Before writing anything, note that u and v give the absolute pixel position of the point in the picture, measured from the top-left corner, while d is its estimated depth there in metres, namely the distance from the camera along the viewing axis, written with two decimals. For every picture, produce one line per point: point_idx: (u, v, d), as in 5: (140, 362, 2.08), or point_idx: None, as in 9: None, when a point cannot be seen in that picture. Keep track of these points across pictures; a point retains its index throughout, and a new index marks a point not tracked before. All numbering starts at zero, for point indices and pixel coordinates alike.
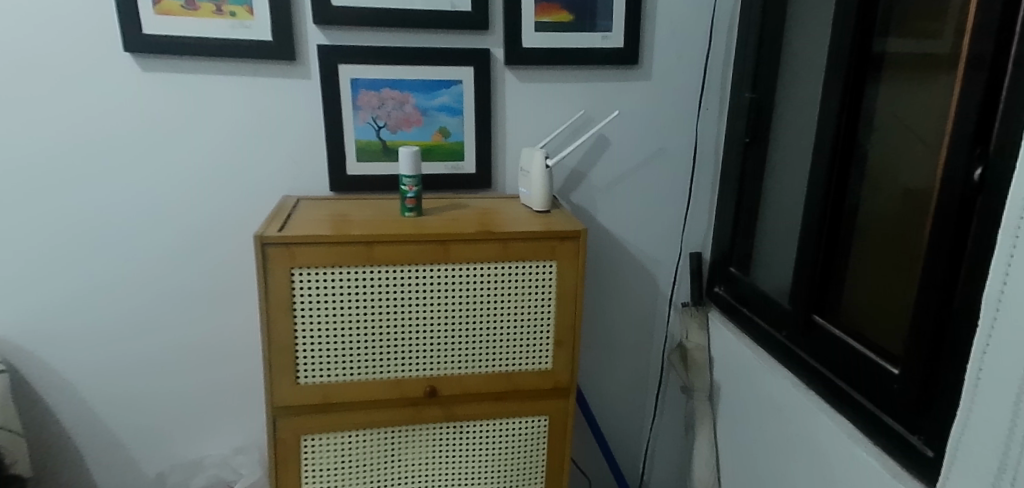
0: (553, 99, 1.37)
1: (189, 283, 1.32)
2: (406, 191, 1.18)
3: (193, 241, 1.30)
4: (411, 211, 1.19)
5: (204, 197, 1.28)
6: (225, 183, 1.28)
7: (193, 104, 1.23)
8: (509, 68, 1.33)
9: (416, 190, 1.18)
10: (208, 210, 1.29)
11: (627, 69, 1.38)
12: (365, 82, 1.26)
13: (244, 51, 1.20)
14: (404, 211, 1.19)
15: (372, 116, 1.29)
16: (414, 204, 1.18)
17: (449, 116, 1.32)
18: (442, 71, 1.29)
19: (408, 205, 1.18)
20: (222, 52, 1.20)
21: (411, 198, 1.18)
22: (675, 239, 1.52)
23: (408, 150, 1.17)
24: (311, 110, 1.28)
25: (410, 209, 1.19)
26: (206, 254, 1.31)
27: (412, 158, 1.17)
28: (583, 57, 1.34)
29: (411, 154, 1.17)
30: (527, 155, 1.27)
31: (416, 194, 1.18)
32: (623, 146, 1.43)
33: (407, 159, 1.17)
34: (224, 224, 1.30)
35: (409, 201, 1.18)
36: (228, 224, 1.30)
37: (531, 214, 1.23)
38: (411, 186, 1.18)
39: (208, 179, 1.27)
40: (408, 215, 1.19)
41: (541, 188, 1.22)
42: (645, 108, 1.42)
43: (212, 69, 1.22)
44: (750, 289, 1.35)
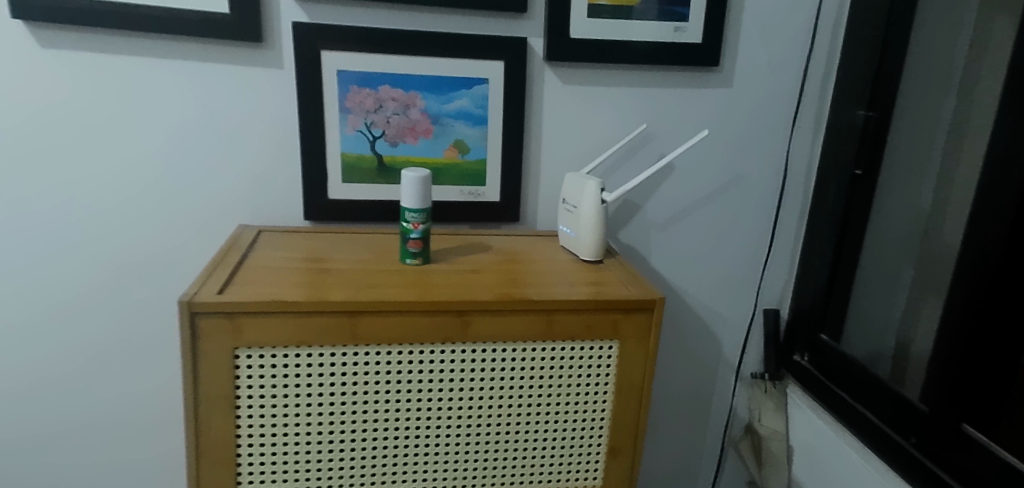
0: (605, 107, 1.05)
1: (110, 335, 0.99)
2: (409, 230, 0.85)
3: (116, 279, 0.96)
4: (416, 257, 0.86)
5: (130, 221, 0.95)
6: (160, 203, 0.95)
7: (117, 96, 0.90)
8: (550, 65, 1.00)
9: (422, 229, 0.85)
10: (138, 239, 0.96)
11: (700, 72, 1.07)
12: (357, 76, 0.93)
13: (188, 27, 0.87)
14: (405, 257, 0.86)
15: (365, 122, 0.95)
16: (419, 247, 0.86)
17: (468, 125, 0.99)
18: (461, 66, 0.96)
19: (411, 249, 0.85)
20: (156, 27, 0.86)
21: (415, 239, 0.85)
22: (746, 291, 1.20)
23: (414, 174, 0.83)
24: (282, 110, 0.94)
25: (414, 254, 0.86)
26: (134, 296, 0.98)
27: (419, 185, 0.84)
28: (647, 54, 1.02)
29: (419, 180, 0.84)
30: (574, 183, 0.95)
31: (422, 234, 0.85)
32: (688, 172, 1.12)
33: (411, 187, 0.84)
34: (160, 258, 0.97)
35: (411, 244, 0.85)
36: (168, 258, 0.97)
37: (577, 265, 0.90)
38: (416, 224, 0.85)
39: (137, 198, 0.94)
40: (409, 262, 0.86)
41: (594, 230, 0.90)
42: (718, 125, 1.11)
43: (143, 50, 0.89)
44: (856, 369, 1.04)
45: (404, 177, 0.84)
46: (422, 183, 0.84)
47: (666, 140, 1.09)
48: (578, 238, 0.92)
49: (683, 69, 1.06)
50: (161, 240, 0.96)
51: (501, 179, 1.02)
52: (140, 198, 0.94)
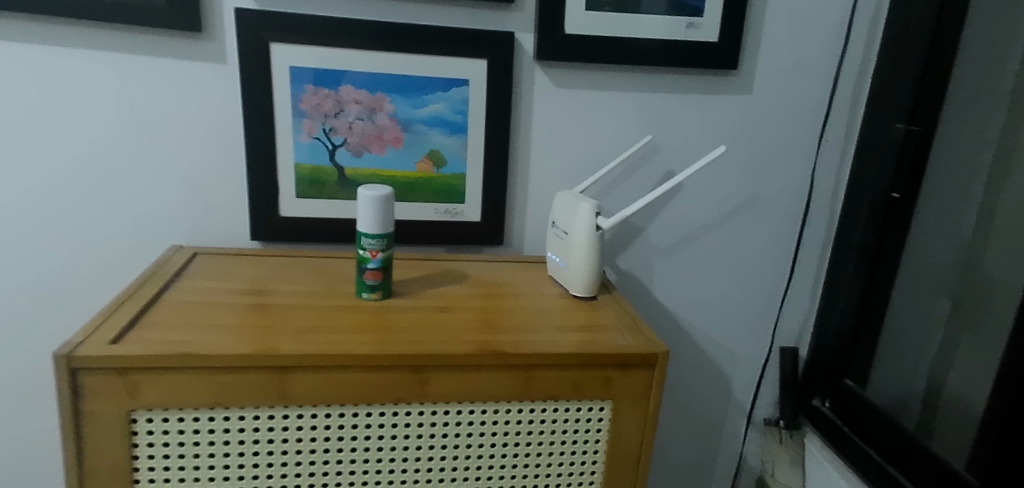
0: (605, 115, 0.91)
1: (26, 368, 0.85)
2: (366, 259, 0.71)
3: (36, 304, 0.83)
4: (374, 291, 0.72)
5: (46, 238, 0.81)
6: (82, 218, 0.81)
7: (28, 93, 0.76)
8: (541, 65, 0.87)
9: (382, 257, 0.71)
10: (58, 258, 0.82)
11: (713, 76, 0.93)
12: (315, 74, 0.79)
13: (108, 12, 0.73)
14: (361, 290, 0.73)
15: (323, 128, 0.82)
16: (378, 279, 0.72)
17: (444, 133, 0.85)
18: (437, 64, 0.82)
19: (367, 281, 0.72)
20: (70, 10, 0.72)
21: (372, 270, 0.72)
22: (760, 324, 1.07)
23: (372, 193, 0.69)
24: (227, 112, 0.81)
25: (372, 287, 0.72)
26: (54, 324, 0.84)
27: (379, 205, 0.70)
28: (655, 54, 0.88)
29: (378, 200, 0.69)
30: (565, 204, 0.81)
31: (381, 264, 0.71)
32: (698, 191, 0.98)
33: (369, 209, 0.70)
34: (85, 280, 0.84)
35: (368, 275, 0.72)
36: (95, 282, 0.84)
37: (566, 302, 0.77)
38: (374, 252, 0.71)
39: (59, 211, 0.81)
40: (366, 296, 0.73)
41: (587, 262, 0.76)
42: (733, 138, 0.97)
43: (57, 37, 0.75)
44: (883, 419, 0.91)
45: (360, 196, 0.70)
46: (383, 204, 0.70)
47: (674, 155, 0.95)
48: (568, 270, 0.78)
49: (694, 73, 0.93)
50: (87, 260, 0.83)
51: (482, 196, 0.89)
52: (58, 212, 0.81)
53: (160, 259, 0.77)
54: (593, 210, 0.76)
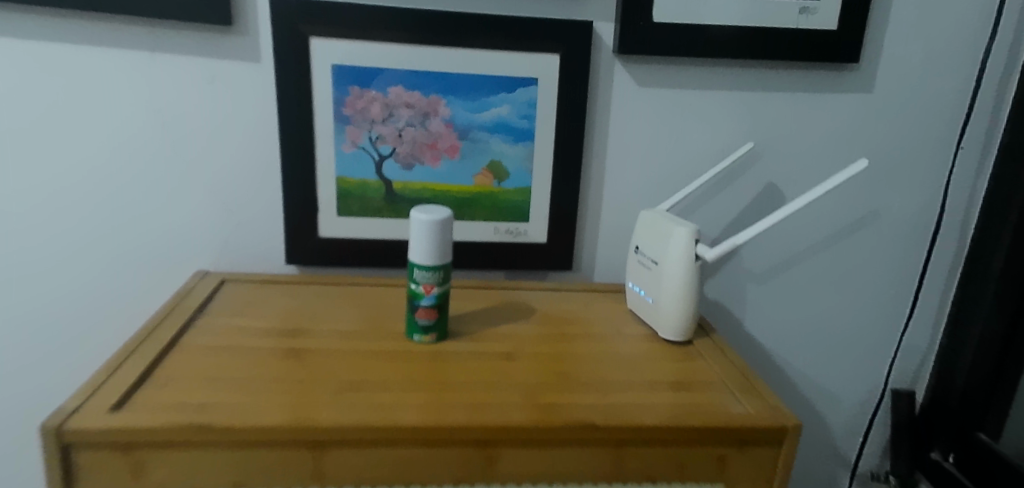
0: (695, 119, 0.77)
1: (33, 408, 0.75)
2: (418, 295, 0.60)
3: (44, 341, 0.73)
4: (427, 333, 0.61)
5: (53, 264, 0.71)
6: (92, 241, 0.71)
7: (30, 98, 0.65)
8: (622, 60, 0.73)
9: (437, 293, 0.60)
10: (68, 289, 0.72)
11: (829, 71, 0.78)
12: (359, 73, 0.68)
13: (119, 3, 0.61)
14: (412, 332, 0.61)
15: (369, 136, 0.70)
16: (432, 319, 0.60)
17: (508, 141, 0.73)
18: (501, 61, 0.70)
19: (419, 321, 0.60)
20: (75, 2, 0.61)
21: (425, 308, 0.60)
22: (866, 361, 0.92)
23: (426, 216, 0.57)
24: (256, 119, 0.69)
25: (424, 328, 0.61)
26: (62, 360, 0.74)
27: (434, 232, 0.58)
28: (760, 46, 0.73)
29: (434, 224, 0.58)
30: (653, 226, 0.67)
31: (437, 301, 0.60)
32: (802, 208, 0.83)
33: (423, 235, 0.58)
34: (101, 314, 0.73)
35: (421, 314, 0.60)
36: (111, 313, 0.74)
37: (657, 347, 0.64)
38: (428, 287, 0.59)
39: (68, 235, 0.70)
40: (417, 338, 0.61)
41: (683, 299, 0.63)
42: (848, 145, 0.82)
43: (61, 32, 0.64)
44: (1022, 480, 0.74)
45: (412, 219, 0.58)
46: (439, 229, 0.58)
47: (774, 166, 0.81)
48: (659, 308, 0.64)
49: (806, 67, 0.77)
50: (102, 291, 0.73)
51: (549, 214, 0.77)
52: (66, 234, 0.70)
53: (181, 290, 0.67)
54: (693, 236, 0.61)
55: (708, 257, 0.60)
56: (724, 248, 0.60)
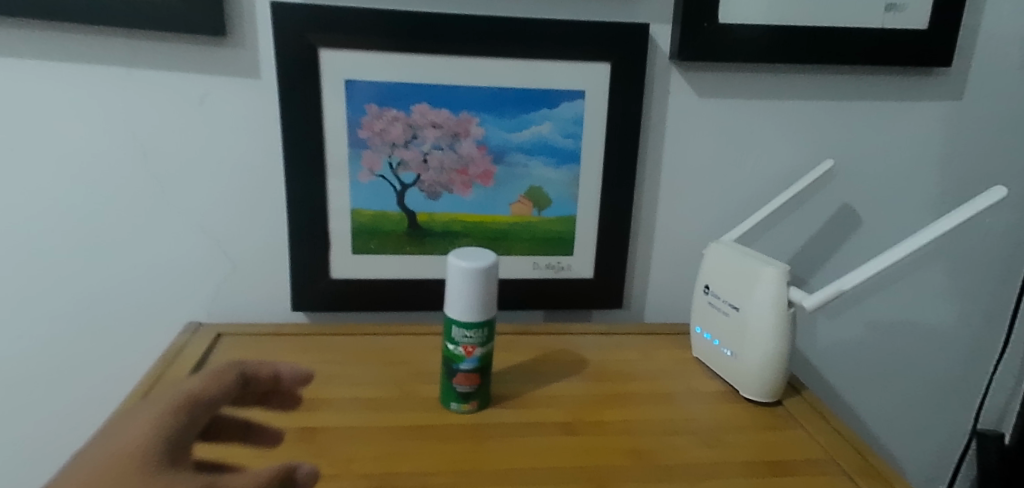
0: (762, 134, 0.67)
1: None
2: (456, 357, 0.50)
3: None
4: (466, 402, 0.50)
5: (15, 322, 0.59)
6: (61, 293, 0.59)
7: None
8: (680, 68, 0.64)
9: (479, 355, 0.50)
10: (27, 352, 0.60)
11: (913, 77, 0.68)
12: (378, 89, 0.58)
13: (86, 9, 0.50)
14: (447, 399, 0.51)
15: (389, 162, 0.60)
16: (473, 386, 0.50)
17: (549, 164, 0.63)
18: (542, 71, 0.60)
19: (457, 388, 0.50)
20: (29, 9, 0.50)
21: (465, 373, 0.50)
22: (949, 401, 0.81)
23: (467, 264, 0.47)
24: (256, 145, 0.58)
25: (463, 396, 0.50)
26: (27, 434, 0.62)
27: (477, 283, 0.48)
28: (840, 49, 0.63)
29: (476, 274, 0.47)
30: (726, 264, 0.57)
31: (478, 364, 0.50)
32: (879, 231, 0.73)
33: (463, 287, 0.48)
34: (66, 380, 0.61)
35: (459, 380, 0.50)
36: (86, 375, 0.62)
37: (742, 409, 0.53)
38: (469, 349, 0.49)
39: (27, 289, 0.58)
40: (454, 407, 0.51)
41: (772, 353, 0.52)
42: (934, 160, 0.71)
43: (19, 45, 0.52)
44: None
45: (449, 267, 0.48)
46: (483, 280, 0.48)
47: (851, 185, 0.71)
48: (740, 362, 0.54)
49: (888, 73, 0.68)
50: (69, 353, 0.61)
51: (596, 246, 0.66)
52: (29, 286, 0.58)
53: (170, 348, 0.55)
54: (784, 278, 0.52)
55: (808, 305, 0.50)
56: (827, 295, 0.49)
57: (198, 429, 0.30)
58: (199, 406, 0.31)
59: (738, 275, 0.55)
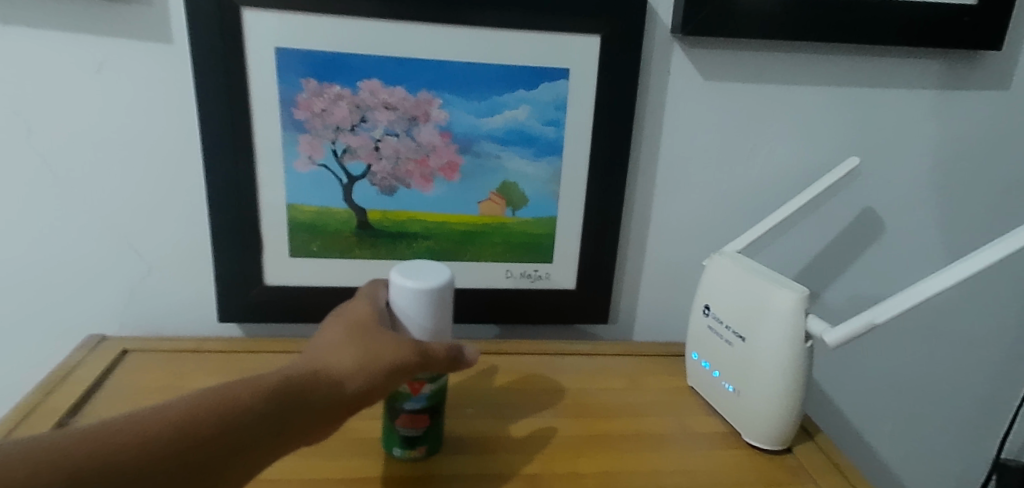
0: (776, 125, 0.58)
1: None
2: (400, 394, 0.40)
3: None
4: (413, 448, 0.41)
5: None
6: None
7: None
8: (682, 44, 0.54)
9: (429, 393, 0.40)
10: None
11: (953, 62, 0.59)
12: (317, 61, 0.47)
13: None
14: (390, 444, 0.41)
15: (333, 149, 0.50)
16: (421, 429, 0.41)
17: (526, 156, 0.53)
18: (518, 44, 0.50)
19: (401, 432, 0.41)
20: None
21: (411, 413, 0.40)
22: (978, 434, 0.72)
23: (413, 282, 0.37)
24: (169, 125, 0.48)
25: (408, 441, 0.41)
26: None
27: (427, 306, 0.37)
28: (873, 26, 0.53)
29: (426, 295, 0.37)
30: (732, 282, 0.48)
31: (427, 403, 0.40)
32: (905, 239, 0.64)
33: (410, 311, 0.37)
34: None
35: (404, 422, 0.41)
36: None
37: (745, 459, 0.44)
38: (415, 385, 0.40)
39: None
40: (397, 454, 0.41)
41: (783, 393, 0.44)
42: (971, 161, 0.62)
43: None
44: None
45: (392, 285, 0.38)
46: (435, 302, 0.37)
47: (875, 187, 0.61)
48: (746, 401, 0.45)
49: (924, 57, 0.58)
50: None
51: (579, 253, 0.57)
52: None
53: (58, 369, 0.45)
54: (803, 304, 0.42)
55: (830, 341, 0.41)
56: (855, 329, 0.40)
57: (376, 341, 0.35)
58: (374, 304, 0.39)
59: (745, 298, 0.46)
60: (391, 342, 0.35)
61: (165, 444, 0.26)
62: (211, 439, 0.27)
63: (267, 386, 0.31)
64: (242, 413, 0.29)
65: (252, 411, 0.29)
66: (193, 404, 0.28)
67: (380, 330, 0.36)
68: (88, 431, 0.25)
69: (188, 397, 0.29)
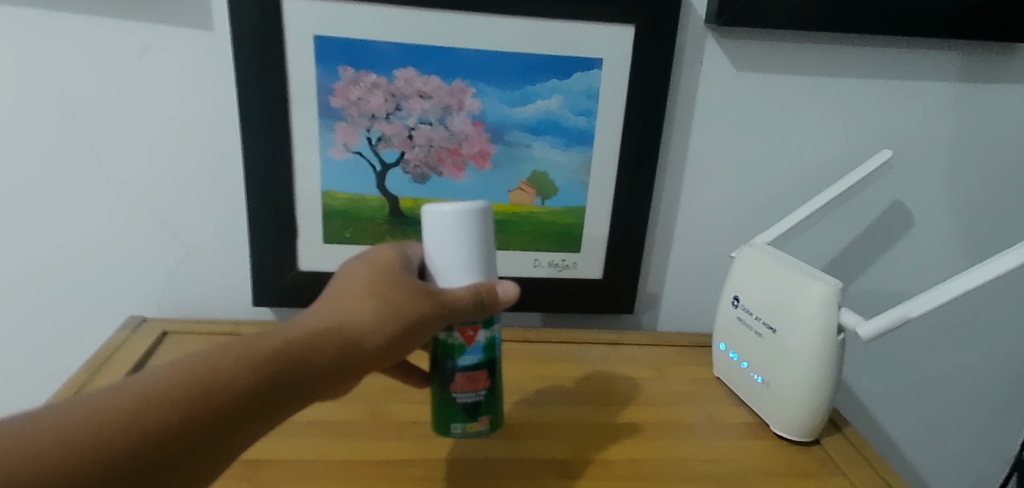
0: (808, 117, 0.57)
1: None
2: (455, 350, 0.39)
3: None
4: (475, 420, 0.41)
5: None
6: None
7: None
8: (717, 34, 0.53)
9: (483, 344, 0.39)
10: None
11: (989, 54, 0.58)
12: (354, 48, 0.48)
13: None
14: (450, 418, 0.41)
15: (368, 137, 0.51)
16: (480, 392, 0.41)
17: (557, 145, 0.53)
18: (552, 34, 0.50)
19: (462, 401, 0.40)
20: None
21: (468, 372, 0.39)
22: (1001, 431, 0.71)
23: (448, 207, 0.34)
24: (209, 111, 0.49)
25: (470, 413, 0.41)
26: None
27: (467, 229, 0.35)
28: (911, 18, 0.53)
29: (461, 220, 0.34)
30: (762, 272, 0.48)
31: (483, 355, 0.40)
32: (935, 234, 0.63)
33: (450, 239, 0.35)
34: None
35: (463, 389, 0.40)
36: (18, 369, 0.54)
37: (774, 450, 0.45)
38: (468, 337, 0.39)
39: None
40: (458, 426, 0.41)
41: (813, 384, 0.44)
42: (1004, 155, 0.61)
43: None
44: None
45: (424, 217, 0.35)
46: (474, 226, 0.35)
47: (906, 180, 0.61)
48: (775, 392, 0.46)
49: (961, 49, 0.57)
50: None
51: (607, 242, 0.57)
52: None
53: (103, 347, 0.47)
54: (836, 297, 0.43)
55: (864, 335, 0.41)
56: (890, 323, 0.40)
57: (397, 289, 0.33)
58: (398, 253, 0.36)
59: (776, 289, 0.46)
60: (415, 290, 0.33)
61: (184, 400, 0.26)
62: (213, 406, 0.26)
63: (289, 338, 0.30)
64: (246, 376, 0.27)
65: (270, 367, 0.28)
66: (211, 360, 0.27)
67: (399, 281, 0.34)
68: (75, 407, 0.24)
69: (208, 352, 0.28)
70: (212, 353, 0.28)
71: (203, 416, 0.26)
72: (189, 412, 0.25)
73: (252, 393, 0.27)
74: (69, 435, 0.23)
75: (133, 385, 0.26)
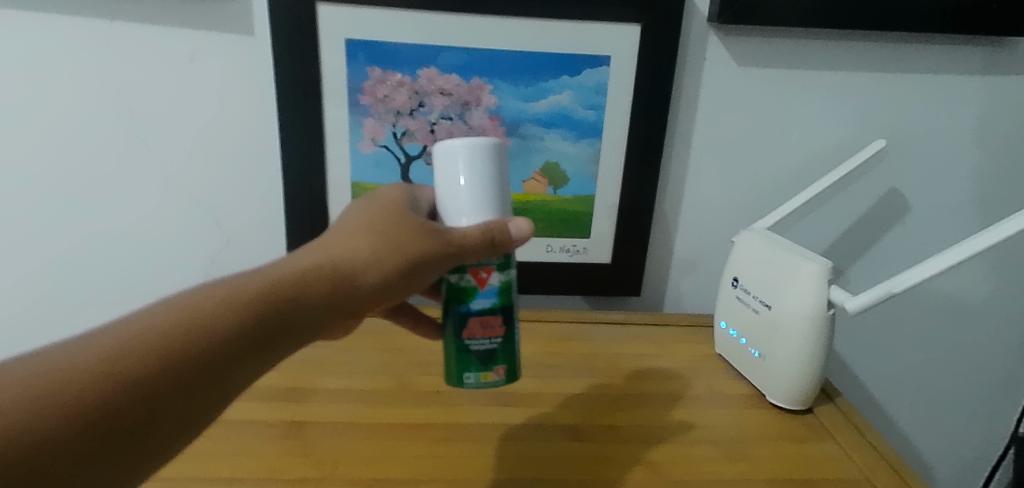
0: (807, 108, 0.61)
1: None
2: (468, 293, 0.38)
3: None
4: (490, 370, 0.40)
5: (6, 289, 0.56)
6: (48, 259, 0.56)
7: None
8: (719, 32, 0.57)
9: (497, 288, 0.39)
10: (12, 322, 0.57)
11: (983, 46, 0.61)
12: (381, 50, 0.52)
13: None
14: (462, 370, 0.40)
15: (393, 132, 0.55)
16: (495, 339, 0.39)
17: (567, 137, 0.57)
18: (563, 33, 0.53)
19: (476, 349, 0.39)
20: None
21: (480, 316, 0.39)
22: (997, 409, 0.74)
23: (461, 143, 0.36)
24: (249, 107, 0.53)
25: (484, 363, 0.40)
26: None
27: (481, 160, 0.36)
28: (904, 14, 0.56)
29: (475, 153, 0.36)
30: (760, 252, 0.52)
31: (496, 299, 0.39)
32: (932, 220, 0.66)
33: (463, 172, 0.36)
34: None
35: (477, 335, 0.39)
36: None
37: (769, 417, 0.49)
38: (480, 279, 0.38)
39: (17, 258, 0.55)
40: (472, 379, 0.40)
41: (804, 355, 0.48)
42: (1000, 144, 0.64)
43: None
44: None
45: (438, 156, 0.37)
46: (487, 161, 0.36)
47: (902, 168, 0.64)
48: (770, 364, 0.50)
49: (953, 43, 0.60)
50: (62, 325, 0.58)
51: (616, 228, 0.61)
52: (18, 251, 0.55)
53: None
54: (825, 275, 0.46)
55: (851, 308, 0.44)
56: (874, 298, 0.44)
57: (398, 229, 0.34)
58: (394, 196, 0.37)
59: (773, 268, 0.50)
60: (419, 229, 0.34)
61: (197, 328, 0.28)
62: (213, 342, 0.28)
63: (294, 272, 0.32)
64: (251, 312, 0.29)
65: (276, 300, 0.30)
66: (224, 291, 0.29)
67: (390, 226, 0.35)
68: (67, 350, 0.26)
69: (221, 284, 0.30)
70: (225, 285, 0.30)
71: (195, 359, 0.27)
72: (175, 359, 0.27)
73: (257, 328, 0.29)
74: (98, 357, 0.25)
75: (124, 327, 0.27)
